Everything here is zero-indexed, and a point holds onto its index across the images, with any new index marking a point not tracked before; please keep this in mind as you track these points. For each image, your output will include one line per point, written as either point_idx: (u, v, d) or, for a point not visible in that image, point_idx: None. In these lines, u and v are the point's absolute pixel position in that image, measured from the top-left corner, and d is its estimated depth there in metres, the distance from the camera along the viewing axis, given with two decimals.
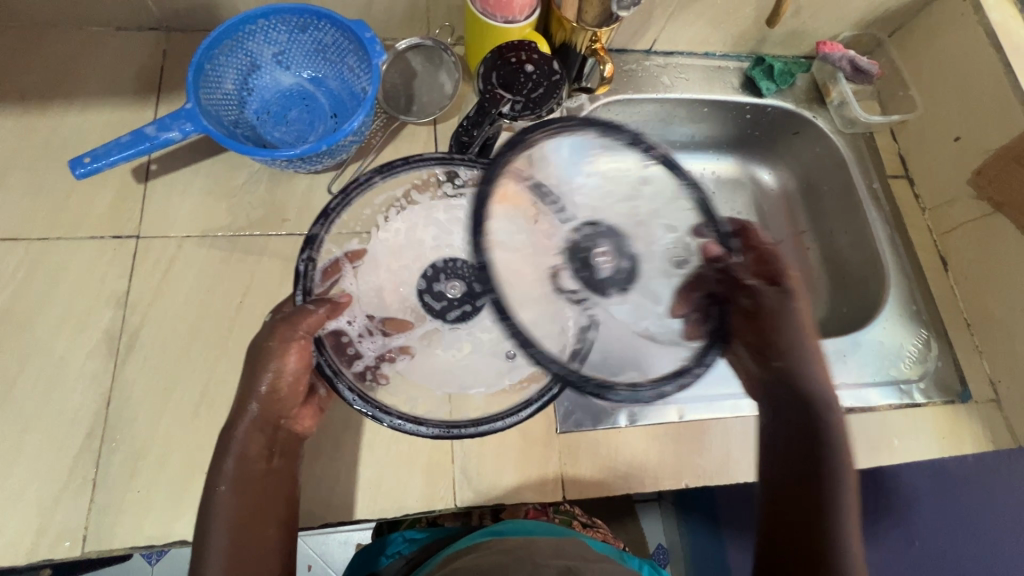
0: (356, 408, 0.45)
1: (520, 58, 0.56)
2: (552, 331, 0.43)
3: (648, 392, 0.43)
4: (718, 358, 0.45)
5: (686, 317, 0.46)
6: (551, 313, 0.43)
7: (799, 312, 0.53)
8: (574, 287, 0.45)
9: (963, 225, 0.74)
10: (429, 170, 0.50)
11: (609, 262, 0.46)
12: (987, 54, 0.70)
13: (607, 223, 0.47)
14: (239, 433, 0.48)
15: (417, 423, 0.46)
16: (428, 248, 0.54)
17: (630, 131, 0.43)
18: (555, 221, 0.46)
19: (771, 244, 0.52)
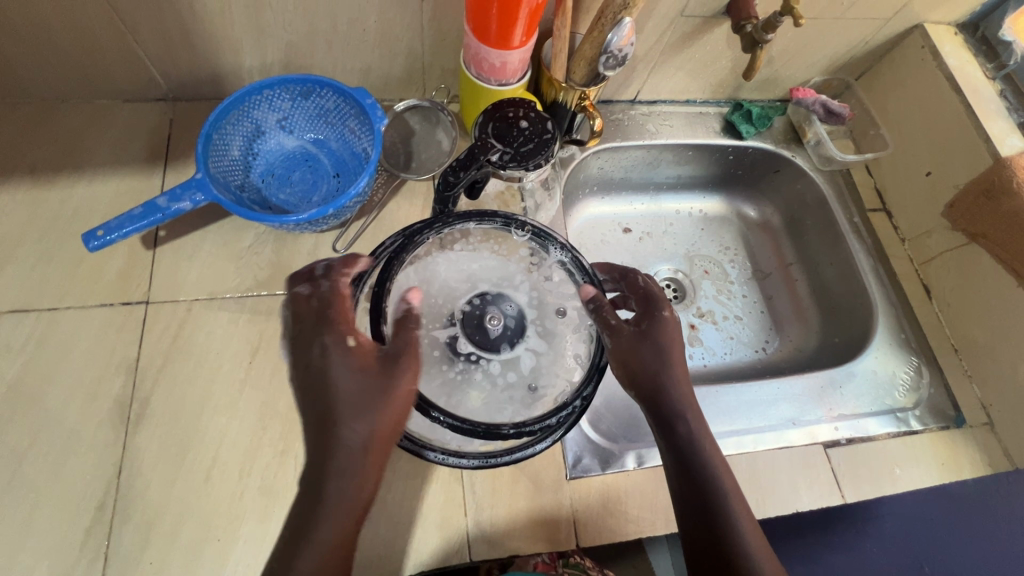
0: (402, 445, 0.49)
1: (517, 114, 0.59)
2: (436, 390, 0.49)
3: (534, 427, 0.48)
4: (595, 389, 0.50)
5: (568, 354, 0.53)
6: (435, 374, 0.50)
7: (668, 340, 0.52)
8: (467, 349, 0.51)
9: (941, 255, 0.78)
10: (465, 226, 0.56)
11: (498, 325, 0.52)
12: (948, 95, 0.75)
13: (496, 293, 0.55)
14: (341, 471, 0.43)
15: (457, 456, 0.49)
16: (461, 287, 0.55)
17: (502, 216, 0.56)
18: (450, 296, 0.54)
19: (651, 282, 0.56)
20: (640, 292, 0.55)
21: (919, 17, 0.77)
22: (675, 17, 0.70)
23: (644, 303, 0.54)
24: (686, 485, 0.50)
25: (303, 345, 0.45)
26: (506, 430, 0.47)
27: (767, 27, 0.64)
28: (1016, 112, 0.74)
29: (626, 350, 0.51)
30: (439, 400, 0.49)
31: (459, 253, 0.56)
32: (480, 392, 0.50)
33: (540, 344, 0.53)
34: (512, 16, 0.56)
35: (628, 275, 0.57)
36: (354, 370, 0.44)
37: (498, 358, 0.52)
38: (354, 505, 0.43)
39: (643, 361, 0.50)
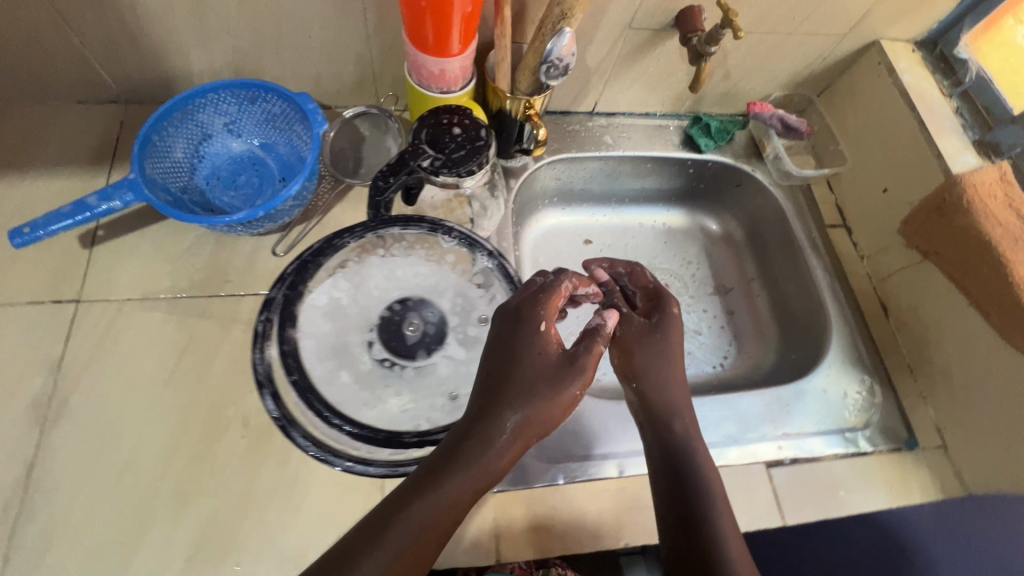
0: (308, 453, 0.48)
1: (450, 121, 0.59)
2: (346, 395, 0.51)
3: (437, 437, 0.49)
4: None
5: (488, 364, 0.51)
6: (347, 379, 0.52)
7: (672, 335, 0.61)
8: (382, 355, 0.53)
9: (898, 273, 0.76)
10: (389, 232, 0.58)
11: (417, 332, 0.52)
12: (902, 112, 0.75)
13: (419, 299, 0.55)
14: (486, 443, 0.45)
15: (365, 464, 0.49)
16: (384, 292, 0.57)
17: (428, 222, 0.58)
18: (373, 302, 0.57)
19: (656, 284, 0.66)
20: (650, 288, 0.65)
21: (874, 34, 0.77)
22: (624, 30, 0.70)
23: (652, 300, 0.64)
24: (675, 484, 0.54)
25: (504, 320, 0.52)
26: (407, 438, 0.49)
27: (710, 39, 0.64)
28: (970, 129, 0.73)
29: (635, 332, 0.61)
30: (349, 408, 0.51)
31: (387, 259, 0.59)
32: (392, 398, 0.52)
33: (459, 352, 0.52)
34: (445, 24, 0.56)
35: (636, 270, 0.67)
36: (536, 351, 0.49)
37: (413, 365, 0.52)
38: (482, 480, 0.45)
39: (648, 345, 0.60)
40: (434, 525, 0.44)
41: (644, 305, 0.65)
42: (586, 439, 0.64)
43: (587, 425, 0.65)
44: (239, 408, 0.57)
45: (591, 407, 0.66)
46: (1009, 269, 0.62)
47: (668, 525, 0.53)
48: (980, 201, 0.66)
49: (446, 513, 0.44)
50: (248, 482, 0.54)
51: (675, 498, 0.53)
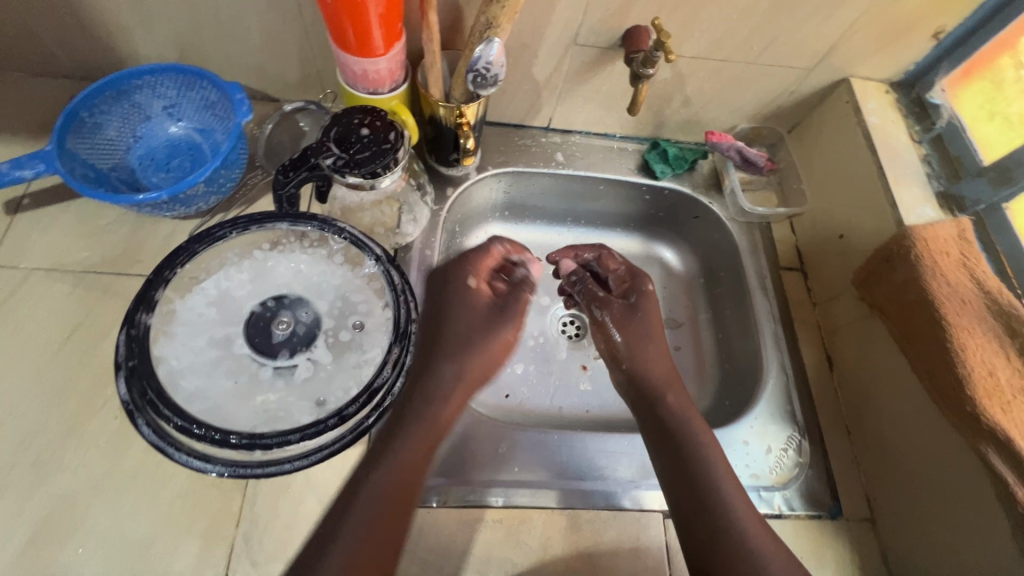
0: (147, 441, 0.46)
1: (361, 122, 0.58)
2: (199, 389, 0.49)
3: (269, 441, 0.46)
4: (358, 411, 0.48)
5: (351, 370, 0.51)
6: (203, 372, 0.50)
7: (650, 311, 0.66)
8: (245, 350, 0.52)
9: (847, 326, 0.71)
10: (277, 228, 0.56)
11: (285, 330, 0.52)
12: (864, 155, 0.70)
13: (296, 298, 0.54)
14: (436, 392, 0.54)
15: (203, 460, 0.47)
16: (265, 288, 0.55)
17: (318, 220, 0.55)
18: (250, 297, 0.54)
19: (625, 263, 0.69)
20: (621, 270, 0.69)
21: (844, 71, 0.73)
22: (569, 46, 0.68)
23: (629, 278, 0.68)
24: (674, 461, 0.57)
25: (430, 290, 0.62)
26: (236, 440, 0.46)
27: (647, 61, 0.62)
28: (936, 179, 0.68)
29: (618, 314, 0.66)
30: (195, 402, 0.48)
31: (275, 256, 0.56)
32: (245, 396, 0.50)
33: (323, 356, 0.52)
34: (362, 23, 0.55)
35: (603, 254, 0.70)
36: (466, 310, 0.58)
37: (273, 364, 0.51)
38: (429, 434, 0.52)
39: (632, 324, 0.65)
40: (404, 478, 0.49)
41: (623, 286, 0.69)
42: (471, 463, 0.60)
43: (476, 448, 0.61)
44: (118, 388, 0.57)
45: (483, 429, 0.62)
46: (950, 333, 0.57)
47: (679, 502, 0.55)
48: (929, 255, 0.60)
49: (409, 468, 0.50)
50: (109, 464, 0.54)
51: (677, 471, 0.56)
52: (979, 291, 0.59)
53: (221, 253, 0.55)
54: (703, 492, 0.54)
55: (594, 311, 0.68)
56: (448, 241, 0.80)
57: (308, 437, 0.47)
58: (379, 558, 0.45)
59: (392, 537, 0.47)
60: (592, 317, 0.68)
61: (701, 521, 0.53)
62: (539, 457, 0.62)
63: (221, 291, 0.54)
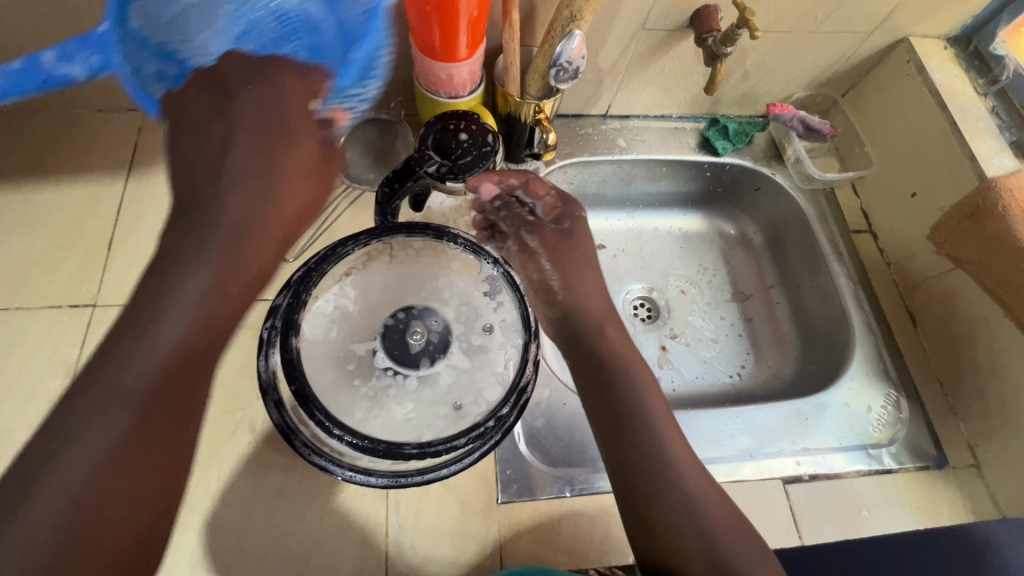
0: (311, 461, 0.47)
1: (456, 126, 0.58)
2: (346, 405, 0.49)
3: (438, 448, 0.47)
4: (512, 411, 0.49)
5: (493, 372, 0.51)
6: (346, 388, 0.49)
7: (582, 243, 0.63)
8: (384, 363, 0.51)
9: (928, 282, 0.73)
10: (392, 240, 0.56)
11: (421, 339, 0.51)
12: (932, 112, 0.71)
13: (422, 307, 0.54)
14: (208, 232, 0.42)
15: (366, 474, 0.47)
16: (389, 301, 0.55)
17: (433, 228, 0.56)
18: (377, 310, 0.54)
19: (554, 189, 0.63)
20: (550, 194, 0.63)
21: (903, 31, 0.73)
22: (637, 31, 0.68)
23: (557, 204, 0.63)
24: (606, 411, 0.52)
25: (207, 124, 0.44)
26: (408, 450, 0.47)
27: (727, 39, 0.63)
28: (1007, 130, 0.69)
29: (550, 241, 0.62)
30: (348, 418, 0.48)
31: (390, 267, 0.56)
32: (393, 408, 0.49)
33: (461, 362, 0.52)
34: (454, 29, 0.55)
35: (531, 179, 0.61)
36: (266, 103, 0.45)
37: (416, 373, 0.51)
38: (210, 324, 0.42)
39: (565, 249, 0.62)
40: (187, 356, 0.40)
41: (547, 213, 0.63)
42: (596, 449, 0.62)
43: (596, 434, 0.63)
44: (248, 413, 0.58)
45: None
46: None
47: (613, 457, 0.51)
48: (1017, 206, 0.62)
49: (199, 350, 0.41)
50: (255, 486, 0.55)
51: (613, 422, 0.51)
52: None
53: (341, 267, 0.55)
54: (645, 447, 0.49)
55: (523, 238, 0.63)
56: None
57: (472, 440, 0.48)
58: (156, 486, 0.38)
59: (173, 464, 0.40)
60: (520, 243, 0.63)
61: (635, 475, 0.49)
62: None
63: (346, 307, 0.54)
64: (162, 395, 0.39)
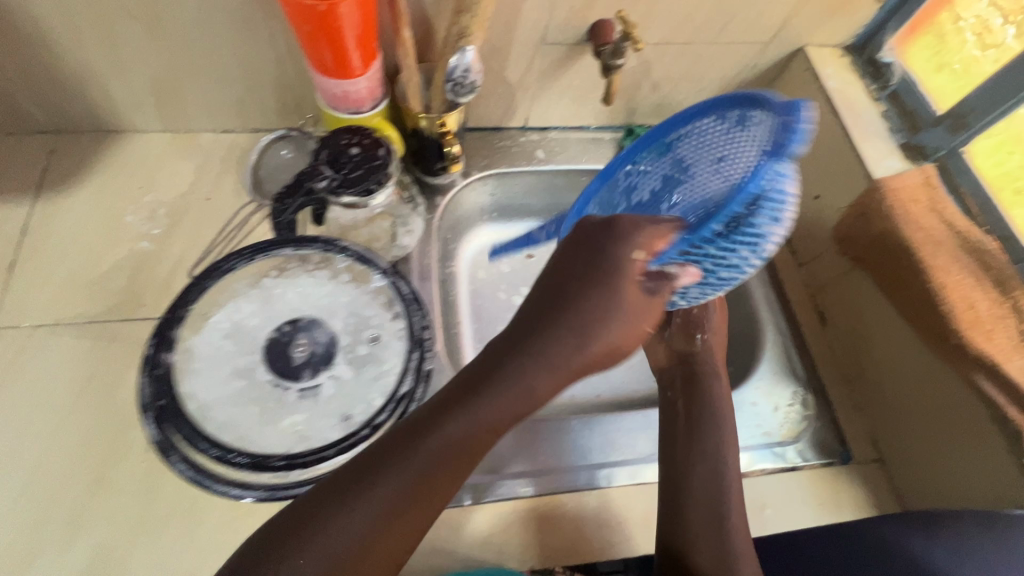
0: (184, 476, 0.48)
1: (349, 141, 0.59)
2: (225, 420, 0.50)
3: (305, 459, 0.48)
4: (386, 418, 0.50)
5: (377, 383, 0.52)
6: (228, 403, 0.51)
7: (716, 320, 0.66)
8: (266, 376, 0.51)
9: (832, 281, 0.74)
10: (280, 254, 0.56)
11: (304, 353, 0.52)
12: (827, 118, 0.74)
13: (310, 319, 0.54)
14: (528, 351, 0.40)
15: (241, 487, 0.48)
16: (279, 314, 0.55)
17: (321, 241, 0.56)
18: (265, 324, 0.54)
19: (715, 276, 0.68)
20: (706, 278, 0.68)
21: (799, 41, 0.76)
22: (538, 45, 0.70)
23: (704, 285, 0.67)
24: (687, 450, 0.58)
25: (567, 260, 0.42)
26: (276, 462, 0.48)
27: (615, 53, 0.65)
28: (898, 133, 0.71)
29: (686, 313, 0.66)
30: (225, 433, 0.49)
31: (281, 280, 0.57)
32: (273, 422, 0.51)
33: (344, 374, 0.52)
34: (344, 50, 0.57)
35: None
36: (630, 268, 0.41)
37: (297, 386, 0.51)
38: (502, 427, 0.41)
39: (694, 326, 0.65)
40: (466, 439, 0.41)
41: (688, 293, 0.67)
42: (499, 458, 0.62)
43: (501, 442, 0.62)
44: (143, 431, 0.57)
45: None
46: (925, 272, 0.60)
47: (673, 507, 0.56)
48: (899, 205, 0.64)
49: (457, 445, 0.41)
50: (146, 505, 0.54)
51: (691, 460, 0.57)
52: (950, 232, 0.63)
53: (234, 286, 0.56)
54: (710, 482, 0.56)
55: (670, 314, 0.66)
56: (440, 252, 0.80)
57: (343, 451, 0.49)
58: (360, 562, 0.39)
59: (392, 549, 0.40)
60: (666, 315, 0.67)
61: (695, 503, 0.55)
62: (564, 444, 0.64)
63: (236, 323, 0.54)
64: (399, 489, 0.40)
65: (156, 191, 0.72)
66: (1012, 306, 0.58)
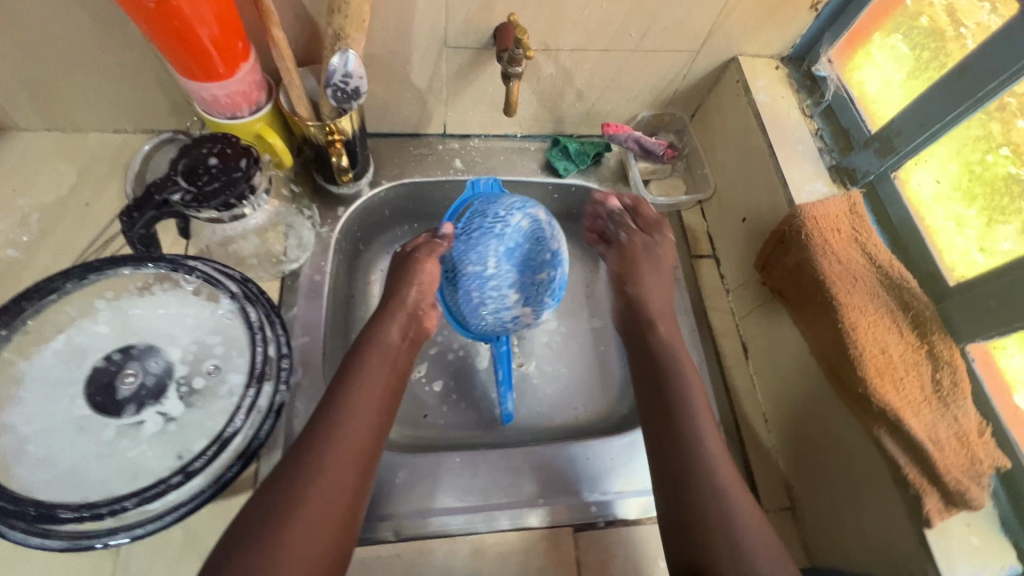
0: None
1: (210, 151, 0.54)
2: (35, 458, 0.45)
3: (102, 509, 0.42)
4: (205, 462, 0.45)
5: (209, 420, 0.47)
6: (41, 439, 0.45)
7: (662, 257, 0.70)
8: (84, 412, 0.46)
9: (755, 310, 0.68)
10: (119, 274, 0.52)
11: (131, 385, 0.47)
12: (755, 135, 0.68)
13: (144, 347, 0.50)
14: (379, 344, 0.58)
15: (41, 536, 0.42)
16: (112, 340, 0.50)
17: (168, 260, 0.52)
18: (94, 350, 0.49)
19: (654, 212, 0.73)
20: (652, 215, 0.72)
21: (732, 50, 0.71)
22: (440, 49, 0.65)
23: (651, 222, 0.72)
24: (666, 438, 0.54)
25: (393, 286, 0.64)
26: (72, 512, 0.42)
27: (512, 61, 0.60)
28: (828, 154, 0.66)
29: (633, 246, 0.70)
30: (29, 475, 0.44)
31: (120, 302, 0.52)
32: (88, 462, 0.45)
33: (175, 408, 0.47)
34: (200, 51, 0.52)
35: (640, 202, 0.73)
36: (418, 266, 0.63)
37: (117, 422, 0.46)
38: (383, 394, 0.54)
39: (642, 258, 0.69)
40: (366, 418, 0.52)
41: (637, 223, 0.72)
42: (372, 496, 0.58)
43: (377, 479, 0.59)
44: None
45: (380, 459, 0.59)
46: (839, 311, 0.54)
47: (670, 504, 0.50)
48: (819, 234, 0.58)
49: (361, 415, 0.51)
50: None
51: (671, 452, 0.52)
52: (871, 267, 0.57)
53: (65, 310, 0.50)
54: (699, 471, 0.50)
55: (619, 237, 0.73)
56: (345, 266, 0.74)
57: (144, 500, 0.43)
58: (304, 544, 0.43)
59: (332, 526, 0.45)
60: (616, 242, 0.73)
61: (693, 493, 0.49)
62: (445, 482, 0.60)
63: (62, 349, 0.49)
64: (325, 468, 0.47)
65: (32, 194, 0.68)
66: (927, 352, 0.53)
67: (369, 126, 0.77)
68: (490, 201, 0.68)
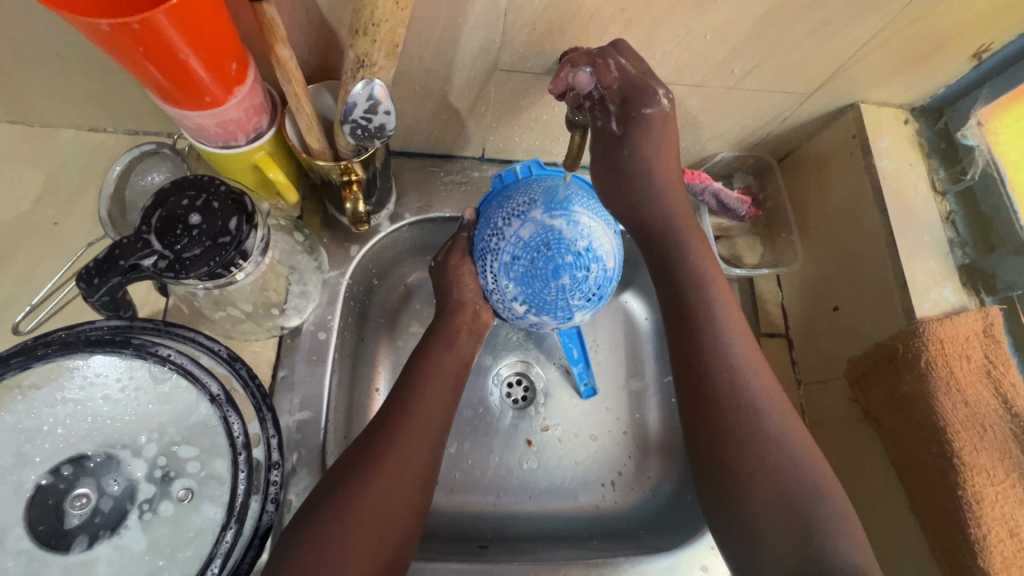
0: None
1: (191, 203, 0.43)
2: None
3: None
4: None
5: (174, 564, 0.39)
6: None
7: (654, 154, 0.50)
8: (20, 546, 0.38)
9: (833, 421, 0.57)
10: (69, 359, 0.41)
11: (82, 513, 0.39)
12: (871, 210, 0.55)
13: (101, 459, 0.41)
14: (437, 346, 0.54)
15: None
16: (57, 448, 0.40)
17: (133, 347, 0.42)
18: (34, 459, 0.40)
19: (627, 67, 0.46)
20: (617, 84, 0.47)
21: (855, 95, 0.56)
22: (490, 71, 0.51)
23: (624, 96, 0.48)
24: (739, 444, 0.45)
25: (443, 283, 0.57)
26: None
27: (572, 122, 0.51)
28: (959, 246, 0.54)
29: (604, 152, 0.50)
30: None
31: (69, 394, 0.42)
32: None
33: (134, 546, 0.39)
34: (180, 76, 0.39)
35: (599, 65, 0.46)
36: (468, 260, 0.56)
37: (64, 562, 0.38)
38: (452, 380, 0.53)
39: (619, 180, 0.51)
40: (436, 403, 0.50)
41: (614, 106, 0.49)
42: None
43: None
44: None
45: None
46: (963, 479, 0.45)
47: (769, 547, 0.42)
48: (945, 365, 0.47)
49: (431, 408, 0.49)
50: None
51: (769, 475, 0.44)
52: (1004, 410, 0.47)
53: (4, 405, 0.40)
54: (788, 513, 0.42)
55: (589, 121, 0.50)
56: (356, 313, 0.63)
57: None
58: (383, 524, 0.43)
59: (403, 510, 0.44)
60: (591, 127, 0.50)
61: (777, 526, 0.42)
62: None
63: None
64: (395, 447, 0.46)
65: None
66: None
67: (392, 145, 0.64)
68: (495, 205, 0.54)
